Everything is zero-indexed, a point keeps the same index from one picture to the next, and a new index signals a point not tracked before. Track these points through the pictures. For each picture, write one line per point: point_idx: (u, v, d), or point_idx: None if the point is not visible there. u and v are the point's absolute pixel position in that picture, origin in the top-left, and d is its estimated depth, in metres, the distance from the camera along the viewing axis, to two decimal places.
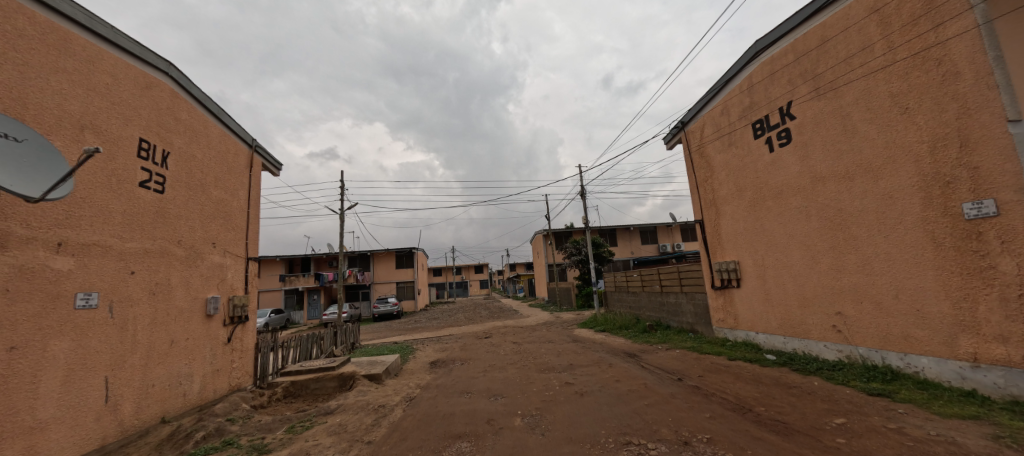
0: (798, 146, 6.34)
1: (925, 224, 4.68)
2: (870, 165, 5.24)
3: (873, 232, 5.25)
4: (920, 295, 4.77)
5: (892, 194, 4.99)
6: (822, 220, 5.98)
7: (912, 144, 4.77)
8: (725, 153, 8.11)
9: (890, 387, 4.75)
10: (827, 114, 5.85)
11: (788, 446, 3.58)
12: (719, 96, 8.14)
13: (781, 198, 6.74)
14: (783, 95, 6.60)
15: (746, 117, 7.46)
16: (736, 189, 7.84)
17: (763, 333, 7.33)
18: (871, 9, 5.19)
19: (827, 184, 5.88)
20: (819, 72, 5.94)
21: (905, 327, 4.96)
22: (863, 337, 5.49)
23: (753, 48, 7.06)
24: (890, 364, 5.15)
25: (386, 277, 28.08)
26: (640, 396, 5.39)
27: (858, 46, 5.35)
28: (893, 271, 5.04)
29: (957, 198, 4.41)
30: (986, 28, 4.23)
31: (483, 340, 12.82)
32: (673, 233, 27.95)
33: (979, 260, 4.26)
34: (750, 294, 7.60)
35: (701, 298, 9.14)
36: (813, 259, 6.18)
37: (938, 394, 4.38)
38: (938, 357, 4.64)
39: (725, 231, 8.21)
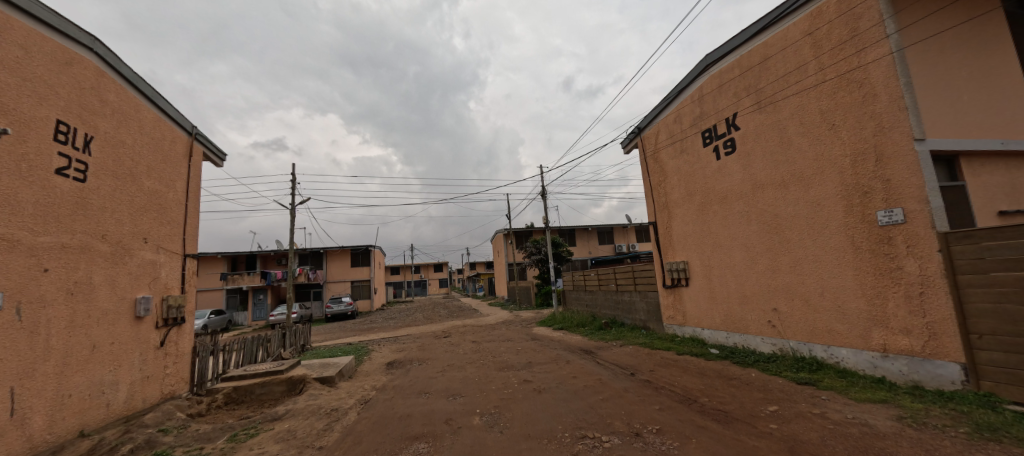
0: (742, 156, 6.83)
1: (846, 229, 5.21)
2: (803, 175, 5.75)
3: (804, 235, 5.77)
4: (841, 293, 5.31)
5: (820, 201, 5.51)
6: (761, 224, 6.49)
7: (837, 157, 5.29)
8: (677, 159, 8.56)
9: (816, 376, 5.26)
10: (767, 126, 6.34)
11: (728, 433, 3.87)
12: (672, 104, 8.58)
13: (725, 203, 7.23)
14: (729, 107, 7.09)
15: (697, 125, 7.93)
16: (687, 193, 8.29)
17: (708, 328, 7.82)
18: (805, 33, 5.69)
19: (766, 190, 6.37)
20: (761, 87, 6.43)
21: (828, 322, 5.51)
22: (793, 331, 6.03)
23: (703, 61, 7.51)
24: (816, 355, 5.69)
25: (341, 275, 26.96)
26: (595, 391, 5.57)
27: (795, 65, 5.85)
28: (819, 271, 5.58)
29: (873, 207, 4.92)
30: (899, 55, 4.68)
31: (441, 339, 12.64)
32: (628, 234, 29.08)
33: (889, 262, 4.78)
34: (697, 292, 8.08)
35: (654, 297, 9.59)
36: (753, 260, 6.69)
37: (855, 382, 4.90)
38: (855, 348, 5.20)
39: (676, 233, 8.67)
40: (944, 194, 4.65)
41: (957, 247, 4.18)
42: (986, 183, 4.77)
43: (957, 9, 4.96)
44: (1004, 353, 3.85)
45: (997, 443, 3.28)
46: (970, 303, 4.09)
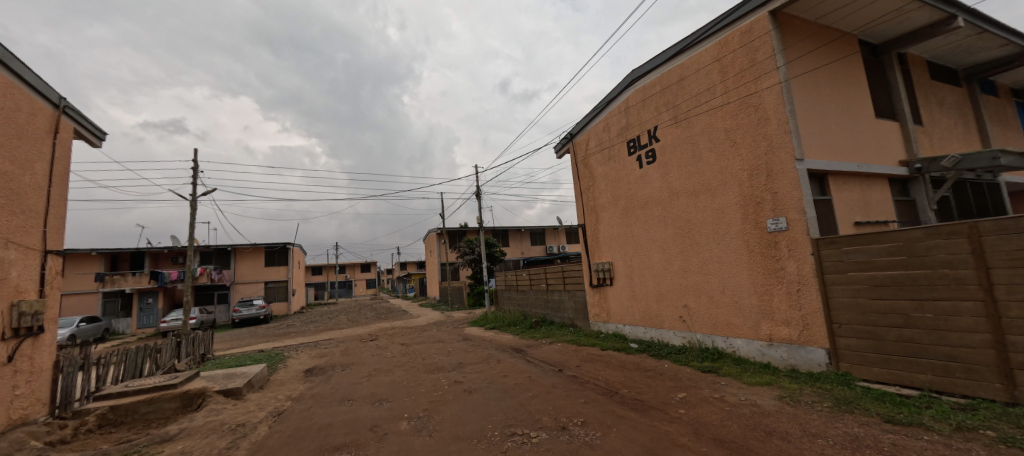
0: (661, 165, 7.47)
1: (743, 234, 5.94)
2: (710, 185, 6.45)
3: (710, 239, 6.47)
4: (738, 290, 6.04)
5: (724, 209, 6.22)
6: (675, 229, 7.15)
7: (737, 170, 6.01)
8: (605, 166, 9.10)
9: (717, 364, 5.93)
10: (682, 140, 7.01)
11: (644, 420, 4.20)
12: (601, 114, 9.10)
13: (646, 208, 7.84)
14: (650, 120, 7.70)
15: (623, 135, 8.49)
16: (613, 198, 8.85)
17: (628, 324, 8.42)
18: (714, 59, 6.38)
19: (680, 198, 7.03)
20: (678, 104, 7.08)
21: (727, 316, 6.24)
22: (700, 325, 6.73)
23: (629, 75, 8.07)
24: (717, 346, 6.41)
25: (252, 276, 24.33)
26: (525, 389, 5.69)
27: (706, 87, 6.54)
28: (721, 271, 6.29)
29: (764, 215, 5.67)
30: (786, 85, 5.42)
31: (367, 343, 12.01)
32: (559, 236, 30.20)
33: (775, 263, 5.54)
34: (620, 291, 8.66)
35: (581, 295, 10.07)
36: (668, 261, 7.34)
37: (747, 368, 5.61)
38: (747, 338, 5.95)
39: (603, 235, 9.20)
40: (817, 206, 5.50)
41: (825, 251, 4.98)
42: (846, 198, 5.74)
43: (828, 51, 5.91)
44: (856, 339, 4.69)
45: (850, 413, 3.99)
46: (833, 298, 4.91)
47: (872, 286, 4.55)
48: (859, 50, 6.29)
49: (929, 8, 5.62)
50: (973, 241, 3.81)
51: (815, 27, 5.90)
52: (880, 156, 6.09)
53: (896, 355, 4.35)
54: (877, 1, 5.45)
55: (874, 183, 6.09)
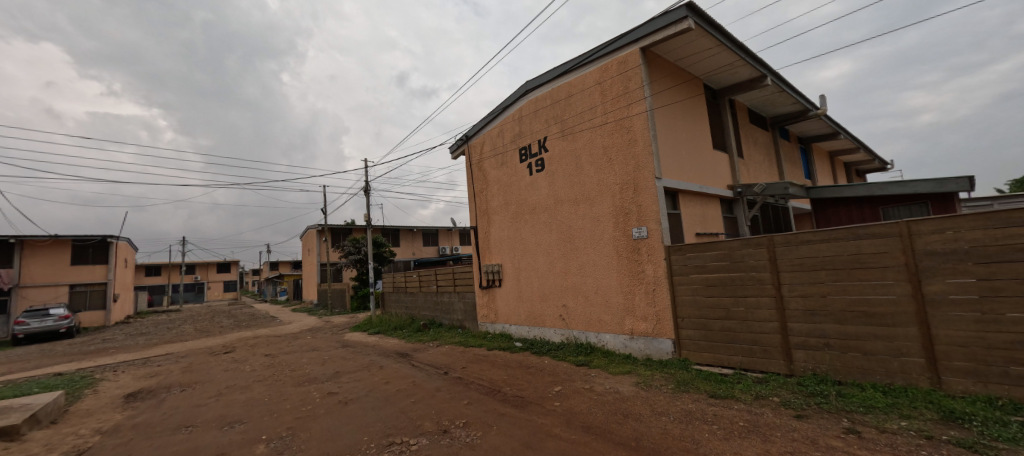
0: (548, 174, 7.97)
1: (614, 240, 6.68)
2: (589, 195, 7.11)
3: (587, 244, 7.12)
4: (608, 291, 6.76)
5: (599, 218, 6.91)
6: (559, 234, 7.69)
7: (611, 184, 6.74)
8: (498, 170, 9.35)
9: (589, 358, 6.54)
10: (567, 152, 7.59)
11: (523, 415, 4.40)
12: (497, 119, 9.34)
13: (534, 213, 8.28)
14: (541, 131, 8.18)
15: (515, 142, 8.84)
16: (504, 202, 9.13)
17: (514, 324, 8.75)
18: (596, 82, 7.07)
19: (564, 205, 7.60)
20: (565, 119, 7.66)
21: (599, 314, 6.93)
22: (576, 323, 7.34)
23: (524, 86, 8.45)
24: (590, 341, 7.07)
25: (47, 278, 18.53)
26: (407, 395, 5.46)
27: (588, 106, 7.20)
28: (596, 273, 6.97)
29: (630, 225, 6.45)
30: (651, 113, 6.26)
31: (219, 356, 10.20)
32: (452, 237, 30.02)
33: (637, 267, 6.35)
34: (507, 292, 8.96)
35: (471, 297, 10.14)
36: (551, 264, 7.84)
37: (613, 359, 6.32)
38: (614, 333, 6.69)
39: (493, 237, 9.42)
40: (670, 218, 6.48)
41: (674, 257, 5.89)
42: (691, 213, 6.88)
43: (682, 89, 7.05)
44: (694, 330, 5.65)
45: (686, 392, 4.78)
46: (678, 296, 5.83)
47: (705, 286, 5.53)
48: (703, 92, 7.66)
49: (749, 66, 7.14)
50: (770, 250, 4.92)
51: (673, 67, 6.99)
52: (715, 180, 7.48)
53: (720, 341, 5.37)
54: (716, 54, 6.71)
55: (711, 201, 7.44)
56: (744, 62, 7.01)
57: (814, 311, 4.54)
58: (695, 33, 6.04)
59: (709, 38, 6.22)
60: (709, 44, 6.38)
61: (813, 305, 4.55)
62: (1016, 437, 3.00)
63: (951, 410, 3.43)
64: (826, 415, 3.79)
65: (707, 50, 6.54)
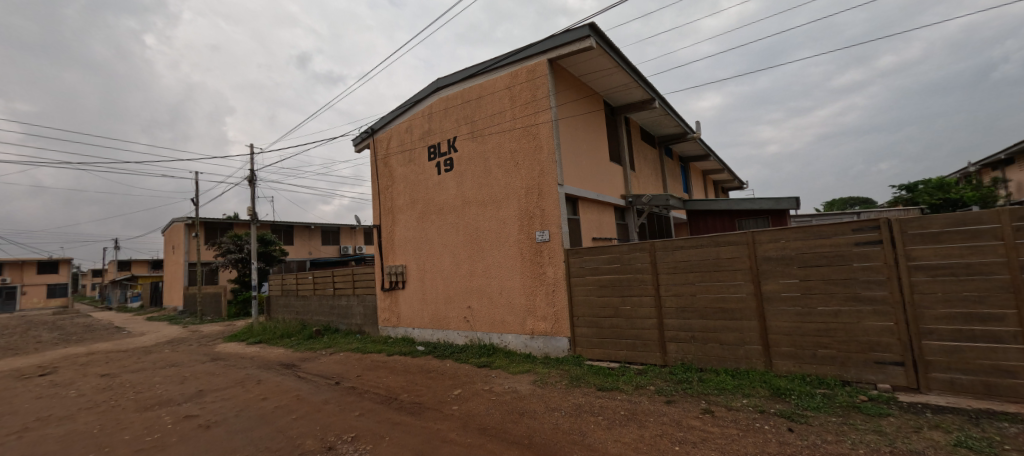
0: (456, 175, 7.88)
1: (518, 243, 6.85)
2: (496, 198, 7.20)
3: (493, 246, 7.19)
4: (511, 292, 6.91)
5: (505, 220, 7.04)
6: (465, 235, 7.64)
7: (517, 188, 6.92)
8: (405, 167, 8.96)
9: (491, 359, 6.61)
10: (476, 154, 7.59)
11: (419, 423, 4.22)
12: (405, 114, 8.96)
13: (441, 213, 8.10)
14: (451, 130, 8.05)
15: (424, 139, 8.57)
16: (410, 201, 8.78)
17: (417, 328, 8.45)
18: (507, 86, 7.20)
19: (471, 207, 7.58)
20: (475, 120, 7.65)
21: (502, 315, 7.04)
22: (480, 324, 7.36)
23: (435, 82, 8.25)
24: (493, 342, 7.13)
25: None
26: (288, 411, 4.87)
27: (498, 109, 7.30)
28: (500, 275, 7.07)
29: (534, 228, 6.68)
30: (555, 122, 6.57)
31: (30, 380, 8.00)
32: (356, 236, 28.02)
33: (539, 269, 6.59)
34: (411, 295, 8.62)
35: (372, 300, 9.53)
36: (457, 265, 7.75)
37: (514, 359, 6.47)
38: (516, 333, 6.86)
39: (398, 237, 9.00)
40: (570, 223, 6.86)
41: (572, 259, 6.24)
42: (588, 218, 7.39)
43: (584, 103, 7.55)
44: (587, 328, 6.05)
45: (578, 386, 5.08)
46: (575, 297, 6.19)
47: (598, 286, 5.96)
48: (602, 107, 8.31)
49: (640, 88, 7.94)
50: (651, 254, 5.49)
51: (577, 81, 7.44)
52: (610, 189, 8.15)
53: (609, 337, 5.83)
54: (614, 74, 7.34)
55: (606, 208, 8.09)
56: (637, 85, 7.78)
57: (684, 308, 5.18)
58: (596, 52, 6.51)
59: (607, 58, 6.76)
60: (608, 64, 6.94)
61: (683, 302, 5.19)
62: (819, 405, 3.76)
63: (778, 387, 4.18)
64: (689, 398, 4.34)
65: (607, 69, 7.11)
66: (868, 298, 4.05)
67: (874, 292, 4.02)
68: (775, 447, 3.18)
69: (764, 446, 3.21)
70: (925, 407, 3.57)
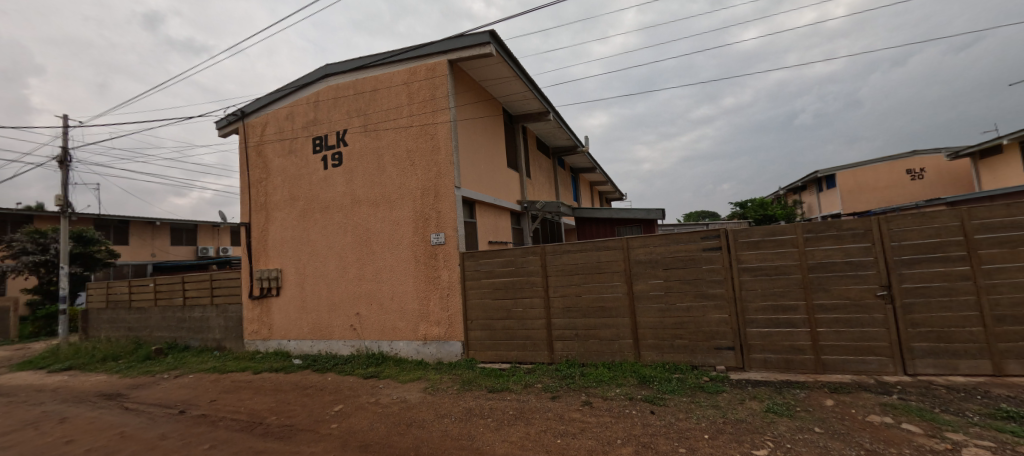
0: (345, 171, 7.26)
1: (412, 245, 6.58)
2: (389, 198, 6.82)
3: (384, 248, 6.79)
4: (403, 297, 6.60)
5: (399, 222, 6.71)
6: (354, 236, 7.07)
7: (412, 188, 6.66)
8: (284, 159, 7.94)
9: (379, 369, 6.20)
10: (368, 150, 7.10)
11: (288, 448, 3.72)
12: (286, 99, 7.97)
13: (326, 212, 7.37)
14: (340, 122, 7.40)
15: (308, 130, 7.71)
16: (289, 197, 7.80)
17: (294, 339, 7.52)
18: (404, 82, 6.91)
19: (361, 206, 7.06)
20: (368, 113, 7.16)
21: (393, 321, 6.67)
22: (368, 332, 6.86)
23: (323, 68, 7.51)
24: (382, 350, 6.71)
25: None
26: (105, 454, 3.85)
27: (394, 105, 6.96)
28: (392, 279, 6.70)
29: (429, 230, 6.49)
30: (454, 124, 6.51)
31: None
32: (220, 236, 23.91)
33: (434, 272, 6.41)
34: (287, 303, 7.64)
35: (236, 310, 8.19)
36: (344, 269, 7.13)
37: (404, 367, 6.18)
38: (407, 340, 6.56)
39: (272, 238, 7.91)
40: (466, 226, 6.85)
41: (467, 262, 6.22)
42: (485, 222, 7.48)
43: (483, 108, 7.66)
44: (481, 331, 6.08)
45: (469, 390, 5.06)
46: (469, 300, 6.18)
47: (492, 289, 6.04)
48: (502, 114, 8.52)
49: (537, 100, 8.37)
50: (542, 258, 5.78)
51: (477, 86, 7.51)
52: (507, 194, 8.39)
53: (501, 339, 5.95)
54: (513, 83, 7.59)
55: (503, 213, 8.29)
56: (533, 96, 8.18)
57: (569, 308, 5.56)
58: (495, 59, 6.65)
59: (506, 67, 6.97)
60: (507, 72, 7.16)
61: (569, 303, 5.56)
62: (674, 388, 4.37)
63: (644, 375, 4.74)
64: (571, 392, 4.65)
65: (506, 77, 7.32)
66: (711, 294, 4.86)
67: (716, 290, 4.84)
68: (640, 430, 3.58)
69: (631, 430, 3.58)
70: (747, 382, 4.41)
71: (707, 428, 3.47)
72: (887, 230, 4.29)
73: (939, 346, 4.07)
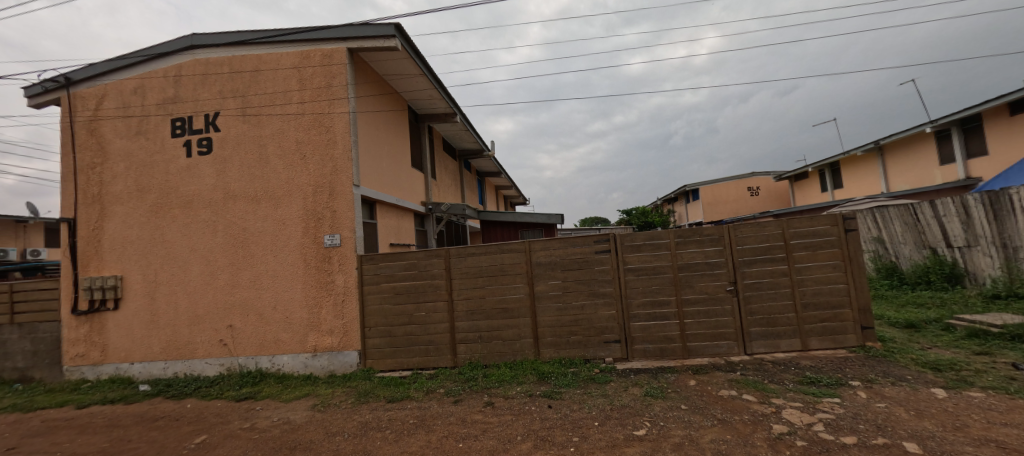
0: (216, 160, 6.23)
1: (301, 247, 5.92)
2: (273, 194, 6.05)
3: (266, 251, 5.98)
4: (289, 305, 5.89)
5: (284, 221, 5.99)
6: (227, 237, 6.10)
7: (302, 184, 6.00)
8: (129, 141, 6.49)
9: (256, 388, 5.43)
10: (247, 138, 6.20)
11: None
12: (134, 69, 6.54)
13: (188, 208, 6.22)
14: (211, 103, 6.33)
15: (166, 109, 6.43)
16: (136, 187, 6.40)
17: (139, 362, 6.16)
18: (294, 66, 6.22)
19: (236, 202, 6.12)
20: (248, 96, 6.25)
21: (275, 333, 5.91)
22: (243, 347, 5.96)
23: (188, 38, 6.35)
24: (260, 367, 5.89)
25: None
26: None
27: (281, 90, 6.20)
28: (275, 285, 5.93)
29: (321, 231, 5.91)
30: (353, 117, 6.06)
31: None
32: None
33: (326, 276, 5.85)
34: (130, 317, 6.24)
35: (49, 330, 6.40)
36: (211, 275, 6.08)
37: (288, 384, 5.51)
38: (293, 353, 5.87)
39: (109, 237, 6.39)
40: (365, 227, 6.41)
41: (365, 266, 5.82)
42: (386, 223, 7.09)
43: (386, 103, 7.28)
44: (379, 338, 5.74)
45: (366, 403, 4.73)
46: (367, 306, 5.79)
47: (393, 294, 5.75)
48: (406, 112, 8.21)
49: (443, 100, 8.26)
50: (446, 260, 5.70)
51: (379, 79, 7.11)
52: (410, 195, 8.09)
53: (402, 346, 5.69)
54: (419, 81, 7.37)
55: (406, 214, 7.97)
56: (440, 96, 8.06)
57: (473, 310, 5.57)
58: (401, 54, 6.39)
59: (412, 64, 6.74)
60: (412, 69, 6.93)
61: (473, 305, 5.58)
62: (569, 382, 4.67)
63: (543, 372, 4.98)
64: (474, 395, 4.66)
65: (412, 74, 7.09)
66: (602, 293, 5.33)
67: (605, 289, 5.32)
68: (539, 424, 3.74)
69: (531, 425, 3.73)
70: (630, 370, 4.93)
71: (598, 416, 3.79)
72: (734, 236, 5.22)
73: (767, 330, 5.08)
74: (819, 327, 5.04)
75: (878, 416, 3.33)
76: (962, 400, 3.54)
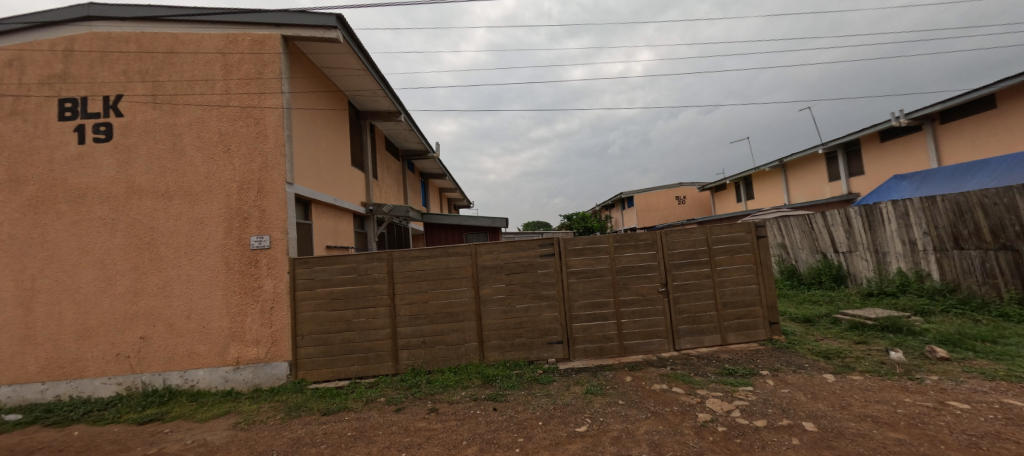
0: (118, 149, 5.45)
1: (223, 249, 5.37)
2: (190, 190, 5.42)
3: (179, 253, 5.34)
4: (206, 313, 5.30)
5: (203, 220, 5.39)
6: (129, 237, 5.35)
7: (226, 180, 5.46)
8: None
9: (165, 408, 4.82)
10: (158, 126, 5.51)
11: None
12: (12, 38, 5.56)
13: (80, 203, 5.36)
14: (113, 84, 5.54)
15: (51, 87, 5.51)
16: (8, 178, 5.38)
17: (7, 385, 5.17)
18: (219, 50, 5.66)
19: (143, 197, 5.40)
20: (160, 80, 5.56)
21: (189, 345, 5.28)
22: (148, 362, 5.25)
23: (84, 7, 5.51)
24: (170, 384, 5.22)
25: None
26: None
27: (201, 76, 5.61)
28: (189, 291, 5.31)
29: (248, 231, 5.41)
30: (287, 111, 5.64)
31: None
32: None
33: (253, 281, 5.35)
34: None
35: None
36: (108, 280, 5.29)
37: (205, 401, 4.96)
38: (211, 366, 5.29)
39: None
40: (299, 228, 5.97)
41: (299, 270, 5.41)
42: (322, 225, 6.67)
43: (325, 97, 6.88)
44: (313, 347, 5.37)
45: (297, 417, 4.39)
46: (300, 313, 5.39)
47: (329, 299, 5.42)
48: (347, 107, 7.81)
49: (387, 99, 8.00)
50: (389, 264, 5.50)
51: (318, 72, 6.70)
52: (350, 195, 7.70)
53: (338, 354, 5.38)
54: (362, 77, 7.06)
55: (344, 215, 7.56)
56: (384, 94, 7.79)
57: (416, 315, 5.43)
58: (343, 48, 6.09)
59: (355, 58, 6.46)
60: (355, 64, 6.63)
61: (416, 310, 5.44)
62: (514, 384, 4.73)
63: (487, 375, 4.99)
64: (417, 402, 4.54)
65: (354, 69, 6.77)
66: (546, 295, 5.47)
67: (549, 291, 5.47)
68: (484, 428, 3.74)
69: (476, 429, 3.72)
70: (572, 370, 5.11)
71: (542, 415, 3.88)
72: (666, 241, 5.65)
73: (693, 327, 5.55)
74: (735, 323, 5.61)
75: (783, 400, 3.80)
76: (846, 382, 4.15)
